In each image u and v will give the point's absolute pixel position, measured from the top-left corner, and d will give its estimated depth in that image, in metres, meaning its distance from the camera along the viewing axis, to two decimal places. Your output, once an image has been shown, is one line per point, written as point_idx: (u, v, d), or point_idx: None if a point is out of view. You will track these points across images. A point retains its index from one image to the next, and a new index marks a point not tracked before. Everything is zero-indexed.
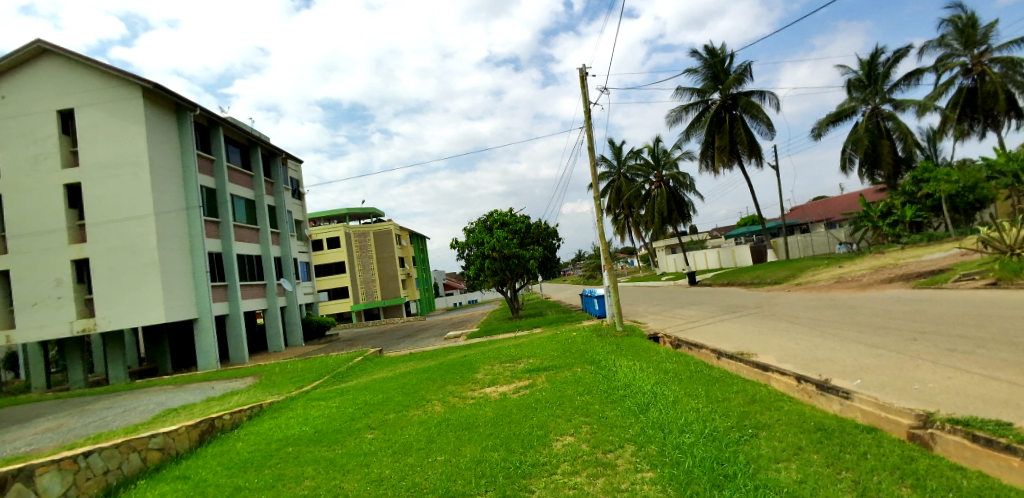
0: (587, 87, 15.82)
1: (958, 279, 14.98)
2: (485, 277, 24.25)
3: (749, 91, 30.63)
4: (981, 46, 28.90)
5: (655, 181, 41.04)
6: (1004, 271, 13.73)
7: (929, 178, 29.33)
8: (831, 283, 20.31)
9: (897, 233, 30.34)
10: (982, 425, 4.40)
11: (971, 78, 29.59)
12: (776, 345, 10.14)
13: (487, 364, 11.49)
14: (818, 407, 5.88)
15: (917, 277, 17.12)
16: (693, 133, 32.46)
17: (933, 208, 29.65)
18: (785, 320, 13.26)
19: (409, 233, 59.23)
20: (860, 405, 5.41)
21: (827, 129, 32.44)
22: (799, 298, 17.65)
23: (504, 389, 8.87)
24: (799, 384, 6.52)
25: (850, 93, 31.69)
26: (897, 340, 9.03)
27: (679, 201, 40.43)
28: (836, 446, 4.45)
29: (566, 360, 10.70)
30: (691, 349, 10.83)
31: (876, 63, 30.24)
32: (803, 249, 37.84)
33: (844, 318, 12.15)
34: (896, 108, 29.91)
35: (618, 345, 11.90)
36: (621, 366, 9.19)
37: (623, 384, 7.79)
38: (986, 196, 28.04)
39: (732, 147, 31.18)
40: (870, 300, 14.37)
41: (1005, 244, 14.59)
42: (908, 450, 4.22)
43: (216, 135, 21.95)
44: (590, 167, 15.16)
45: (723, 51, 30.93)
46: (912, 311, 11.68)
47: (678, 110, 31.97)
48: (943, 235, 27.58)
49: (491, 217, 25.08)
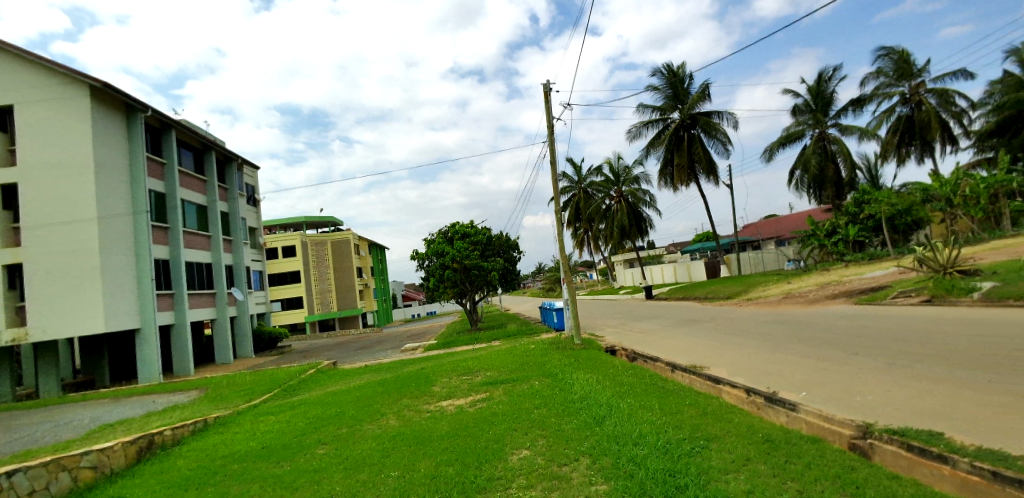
0: (551, 102, 16.10)
1: (897, 296, 15.80)
2: (444, 288, 23.94)
3: (708, 111, 31.67)
4: (916, 78, 31.03)
5: (615, 196, 41.74)
6: (938, 289, 14.57)
7: (870, 200, 30.69)
8: (780, 298, 21.05)
9: (841, 251, 31.72)
10: (917, 435, 4.64)
11: (909, 106, 31.57)
12: (727, 358, 10.42)
13: (444, 377, 11.33)
14: (766, 418, 6.09)
15: (859, 294, 17.98)
16: (652, 149, 33.30)
17: (874, 228, 31.16)
18: (735, 334, 13.68)
19: (368, 243, 58.26)
20: (806, 417, 5.60)
21: (777, 150, 33.87)
22: (750, 313, 18.19)
23: (460, 403, 8.79)
24: (749, 396, 6.77)
25: (797, 116, 33.01)
26: (842, 354, 9.41)
27: (638, 217, 41.35)
28: (783, 456, 4.58)
29: (524, 372, 10.71)
30: (646, 362, 11.00)
31: (822, 88, 31.79)
32: (754, 265, 39.24)
33: (792, 332, 12.62)
34: (842, 132, 31.47)
35: (575, 357, 11.98)
36: (578, 379, 9.26)
37: (580, 396, 7.86)
38: (920, 217, 30.12)
39: (690, 166, 32.19)
40: (818, 315, 14.98)
41: (939, 263, 15.51)
42: (849, 460, 4.38)
43: (169, 137, 21.09)
44: (553, 181, 15.39)
45: (683, 71, 32.02)
46: (855, 326, 12.22)
47: (639, 126, 32.77)
48: (883, 254, 29.29)
49: (452, 228, 25.03)
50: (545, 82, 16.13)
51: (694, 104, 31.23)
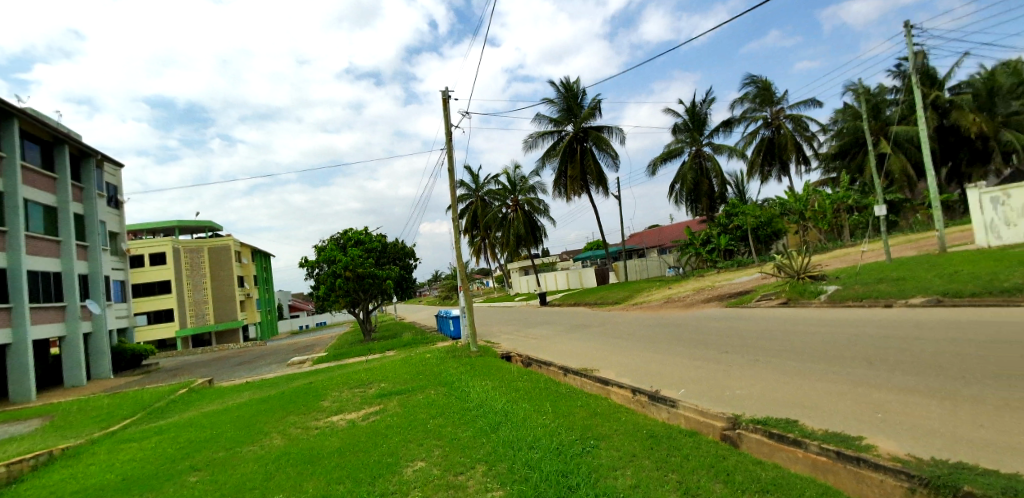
0: (450, 110, 16.10)
1: (760, 299, 17.69)
2: (335, 298, 22.92)
3: (599, 126, 33.40)
4: (777, 105, 34.95)
5: (512, 205, 42.55)
6: (793, 292, 16.52)
7: (738, 212, 34.51)
8: (661, 303, 22.69)
9: (712, 259, 34.83)
10: (776, 423, 5.20)
11: (770, 130, 35.52)
12: (615, 360, 11.02)
13: (335, 391, 10.82)
14: (649, 415, 6.51)
15: (728, 297, 19.92)
16: (548, 160, 34.45)
17: (741, 238, 34.96)
18: (623, 336, 14.53)
19: (251, 250, 54.21)
20: (684, 412, 6.07)
21: (660, 165, 36.53)
22: (635, 317, 19.43)
23: (352, 417, 8.44)
24: (634, 396, 7.20)
25: (677, 134, 35.90)
26: (714, 353, 10.35)
27: (533, 226, 42.50)
28: (664, 450, 4.90)
29: (420, 382, 10.53)
30: (541, 367, 11.30)
31: (697, 110, 34.90)
32: (639, 272, 41.97)
33: (672, 334, 13.65)
34: (714, 151, 34.68)
35: (471, 365, 12.01)
36: (474, 387, 9.29)
37: (476, 404, 7.88)
38: (778, 229, 34.01)
39: (583, 177, 33.73)
40: (694, 318, 16.37)
41: (793, 270, 17.59)
42: (721, 449, 4.80)
43: (9, 127, 18.21)
44: (450, 189, 15.35)
45: (576, 86, 33.52)
46: (725, 327, 13.51)
47: (535, 137, 33.77)
48: (749, 261, 33.07)
49: (345, 234, 24.08)
50: (444, 90, 16.12)
51: (586, 119, 32.81)
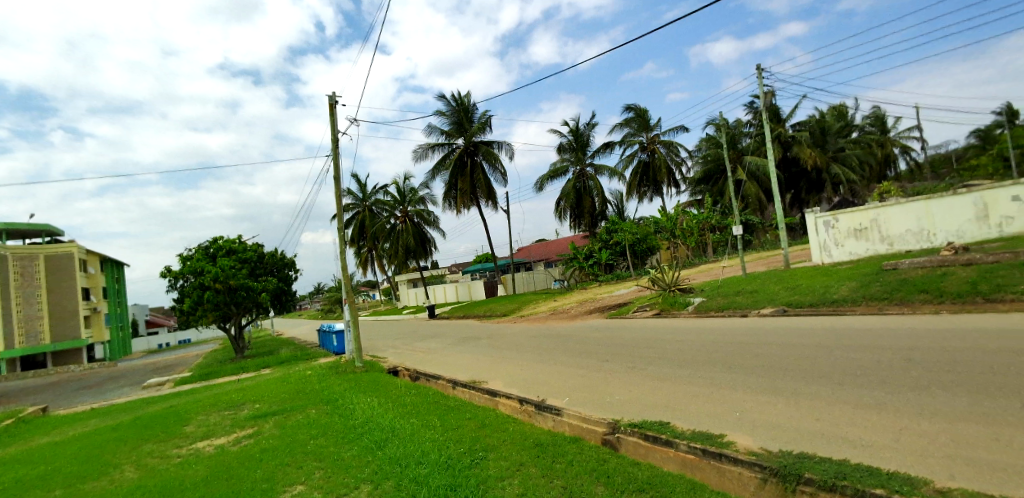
0: (337, 115, 15.48)
1: (636, 310, 19.01)
2: (202, 312, 20.83)
3: (489, 141, 33.99)
4: (652, 131, 37.99)
5: (401, 216, 41.71)
6: (665, 303, 17.93)
7: (617, 229, 36.40)
8: (547, 315, 23.49)
9: (594, 272, 36.57)
10: (650, 426, 5.58)
11: (646, 153, 38.54)
12: (503, 371, 11.17)
13: (200, 414, 9.78)
14: (536, 424, 6.69)
15: (608, 309, 21.16)
16: (438, 172, 34.35)
17: (619, 252, 36.95)
18: (511, 348, 14.80)
19: (99, 258, 47.64)
20: (568, 419, 6.31)
21: (546, 182, 37.99)
22: (522, 329, 19.92)
23: (221, 441, 7.68)
24: (521, 406, 7.36)
25: (563, 153, 37.63)
26: (596, 361, 10.89)
27: (422, 238, 41.97)
28: (550, 457, 5.05)
29: (299, 401, 9.87)
30: (429, 380, 11.14)
31: (581, 132, 36.86)
32: (527, 284, 43.17)
33: (558, 345, 14.17)
34: (596, 171, 36.83)
35: (356, 381, 11.50)
36: (360, 403, 8.90)
37: (361, 421, 7.55)
38: (652, 245, 36.88)
39: (473, 190, 34.06)
40: (577, 329, 17.14)
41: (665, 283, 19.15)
42: (602, 453, 5.04)
43: None
44: (335, 198, 14.71)
45: (467, 100, 33.90)
46: (606, 337, 14.31)
47: (425, 148, 33.51)
48: (627, 275, 35.55)
49: (215, 243, 22.02)
50: (331, 94, 15.48)
51: (475, 133, 33.23)
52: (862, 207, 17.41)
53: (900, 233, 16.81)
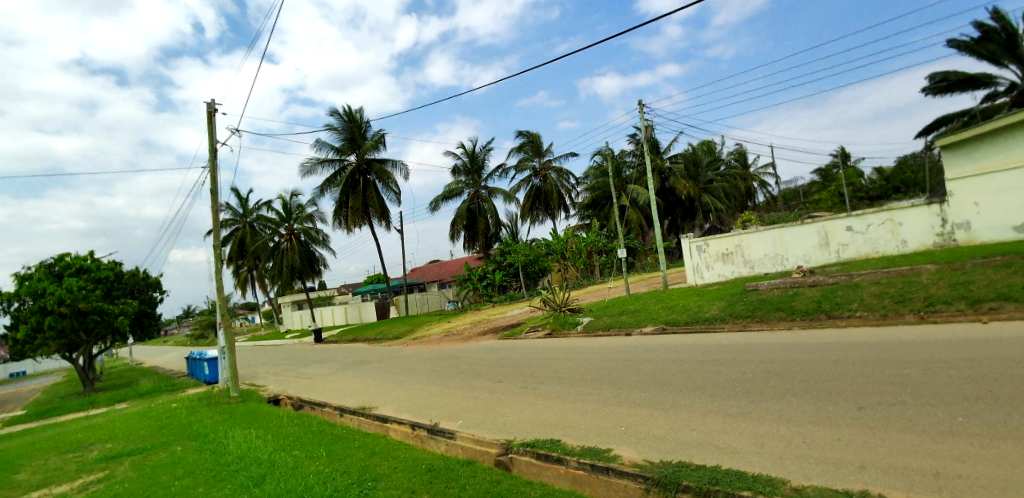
0: (216, 125, 14.35)
1: (528, 331, 19.43)
2: (40, 341, 17.94)
3: (382, 159, 33.32)
4: (544, 157, 39.55)
5: (286, 233, 39.26)
6: (556, 324, 18.51)
7: (510, 251, 37.56)
8: (441, 336, 23.23)
9: (488, 293, 37.25)
10: (542, 444, 5.72)
11: (539, 178, 40.00)
12: (394, 396, 10.83)
13: (33, 459, 8.37)
14: (428, 449, 6.57)
15: (501, 329, 21.42)
16: (328, 189, 32.98)
17: (513, 274, 38.06)
18: (403, 371, 14.40)
19: None
20: (462, 442, 6.28)
21: (441, 203, 37.94)
22: (415, 351, 19.50)
23: (61, 490, 6.62)
24: (414, 431, 7.18)
25: (458, 175, 37.91)
26: (489, 382, 10.93)
27: (310, 257, 39.79)
28: (443, 482, 4.97)
29: (162, 438, 8.81)
30: (315, 408, 10.50)
31: (476, 155, 37.42)
32: (420, 305, 42.51)
33: (452, 366, 14.03)
34: (490, 193, 37.50)
35: (231, 413, 10.52)
36: (235, 437, 8.15)
37: (236, 457, 6.90)
38: (544, 266, 38.33)
39: (365, 209, 33.07)
40: (470, 350, 17.12)
41: (555, 303, 19.81)
42: (495, 475, 5.06)
43: None
44: (211, 213, 13.54)
45: (360, 116, 33.08)
46: (499, 357, 14.45)
47: (314, 163, 32.07)
48: (520, 296, 36.36)
49: (61, 260, 19.19)
50: (210, 101, 14.36)
51: (368, 151, 32.43)
52: (728, 234, 19.41)
53: (760, 257, 18.96)
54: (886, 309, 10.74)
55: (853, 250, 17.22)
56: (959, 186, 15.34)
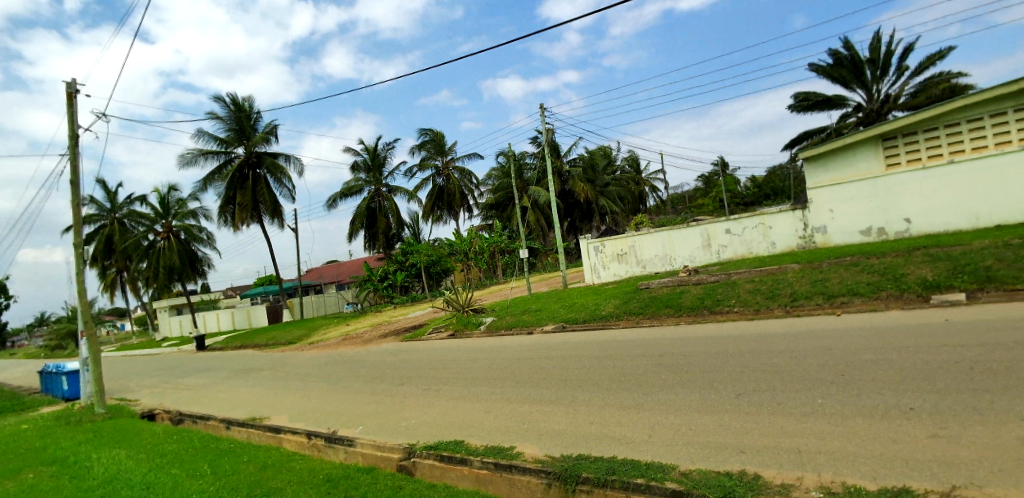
0: (76, 107, 12.65)
1: (431, 332, 19.14)
2: None
3: (274, 153, 31.31)
4: (447, 156, 39.31)
5: (163, 231, 35.57)
6: (459, 324, 18.41)
7: (414, 251, 36.90)
8: (339, 340, 22.23)
9: (389, 294, 36.40)
10: (446, 446, 5.66)
11: (442, 178, 39.70)
12: (289, 404, 10.18)
13: None
14: (326, 458, 6.25)
15: (403, 331, 20.94)
16: (212, 183, 30.39)
17: (415, 274, 37.52)
18: (298, 378, 13.58)
19: None
20: (361, 450, 6.05)
21: (339, 201, 36.42)
22: (311, 356, 18.49)
23: None
24: (310, 441, 6.81)
25: (358, 172, 36.61)
26: (392, 386, 10.62)
27: (191, 257, 36.36)
28: (343, 492, 4.75)
29: (5, 466, 7.59)
30: (197, 423, 9.60)
31: (377, 152, 36.34)
32: (316, 308, 40.50)
33: (352, 371, 13.45)
34: (391, 191, 36.60)
35: (94, 432, 9.32)
36: (99, 459, 7.22)
37: (100, 481, 6.11)
38: (446, 267, 38.17)
39: (254, 206, 30.89)
40: (371, 353, 16.54)
41: (458, 303, 19.70)
42: (399, 480, 4.93)
43: None
44: (70, 208, 11.92)
45: (249, 106, 30.79)
46: (403, 360, 14.10)
47: (195, 154, 29.39)
48: (422, 297, 35.86)
49: None
50: (69, 81, 12.64)
51: (258, 143, 30.27)
52: (622, 236, 20.51)
53: (651, 257, 20.23)
54: (759, 304, 11.90)
55: (731, 251, 18.88)
56: (818, 195, 17.38)
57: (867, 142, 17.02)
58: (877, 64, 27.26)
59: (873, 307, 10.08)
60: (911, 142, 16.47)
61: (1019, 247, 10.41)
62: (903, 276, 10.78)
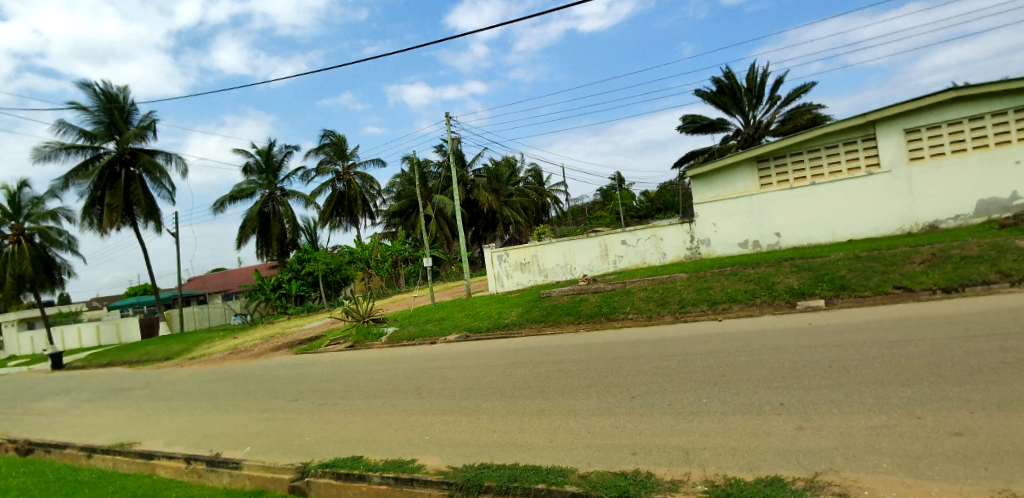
0: None
1: (328, 345, 18.16)
2: None
3: (152, 150, 28.40)
4: (348, 161, 37.93)
5: (11, 234, 30.70)
6: (359, 336, 17.63)
7: (310, 259, 35.25)
8: (225, 354, 20.45)
9: (284, 305, 33.61)
10: (344, 463, 5.37)
11: (342, 183, 38.24)
12: (165, 426, 9.16)
13: None
14: (207, 484, 5.72)
15: (298, 344, 19.72)
16: (75, 181, 26.87)
17: (312, 283, 35.30)
18: (176, 397, 12.27)
19: None
20: (249, 471, 5.60)
21: (227, 205, 33.77)
22: (191, 373, 16.82)
23: None
24: (188, 466, 6.20)
25: (249, 174, 34.21)
26: (286, 402, 9.93)
27: (47, 264, 31.78)
28: None
29: None
30: (49, 453, 8.36)
31: (272, 154, 34.22)
32: (198, 320, 37.07)
33: (240, 387, 12.38)
34: (287, 196, 34.62)
35: None
36: None
37: None
38: (346, 275, 36.80)
39: (126, 207, 27.70)
40: (262, 368, 15.36)
41: (358, 314, 18.73)
42: None
43: None
44: None
45: (123, 97, 27.72)
46: (297, 374, 13.26)
47: (54, 148, 25.84)
48: (319, 307, 34.07)
49: None
50: None
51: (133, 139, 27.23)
52: (525, 245, 20.93)
53: (551, 266, 20.83)
54: (651, 311, 12.65)
55: (626, 261, 19.94)
56: (703, 210, 18.93)
57: (742, 163, 18.84)
58: (752, 91, 30.32)
59: (749, 312, 11.10)
60: (779, 166, 18.47)
61: (864, 260, 12.01)
62: (774, 284, 11.99)
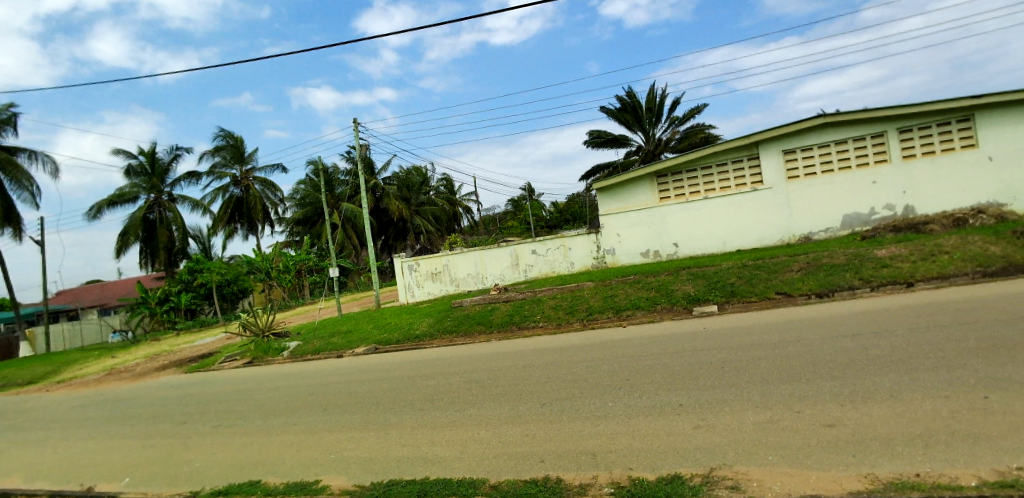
0: None
1: (223, 362, 16.73)
2: None
3: (11, 147, 24.91)
4: (246, 165, 35.54)
5: None
6: (257, 351, 16.39)
7: (202, 269, 31.88)
8: (99, 376, 18.21)
9: (172, 321, 30.92)
10: (240, 489, 4.97)
11: (239, 188, 35.76)
12: (22, 460, 7.96)
13: None
14: None
15: (189, 362, 18.01)
16: None
17: (205, 295, 32.13)
18: (36, 426, 10.71)
19: None
20: None
21: (103, 210, 30.35)
22: (57, 398, 14.79)
23: None
24: None
25: (130, 177, 31.01)
26: (172, 426, 9.01)
27: None
28: None
29: None
30: None
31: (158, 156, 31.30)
32: (71, 338, 32.72)
33: (117, 412, 11.05)
34: (175, 200, 31.79)
35: None
36: None
37: None
38: (245, 286, 33.80)
39: None
40: (144, 389, 13.85)
41: (257, 328, 17.28)
42: None
43: None
44: None
45: None
46: (187, 394, 12.08)
47: None
48: (212, 321, 31.41)
49: None
50: None
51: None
52: (437, 255, 20.68)
53: (463, 276, 20.74)
54: (560, 319, 12.95)
55: (537, 270, 20.31)
56: (609, 221, 19.75)
57: (643, 178, 19.94)
58: (654, 111, 32.23)
59: (651, 318, 11.71)
60: (677, 182, 19.74)
61: (749, 268, 13.13)
62: (673, 291, 12.74)
